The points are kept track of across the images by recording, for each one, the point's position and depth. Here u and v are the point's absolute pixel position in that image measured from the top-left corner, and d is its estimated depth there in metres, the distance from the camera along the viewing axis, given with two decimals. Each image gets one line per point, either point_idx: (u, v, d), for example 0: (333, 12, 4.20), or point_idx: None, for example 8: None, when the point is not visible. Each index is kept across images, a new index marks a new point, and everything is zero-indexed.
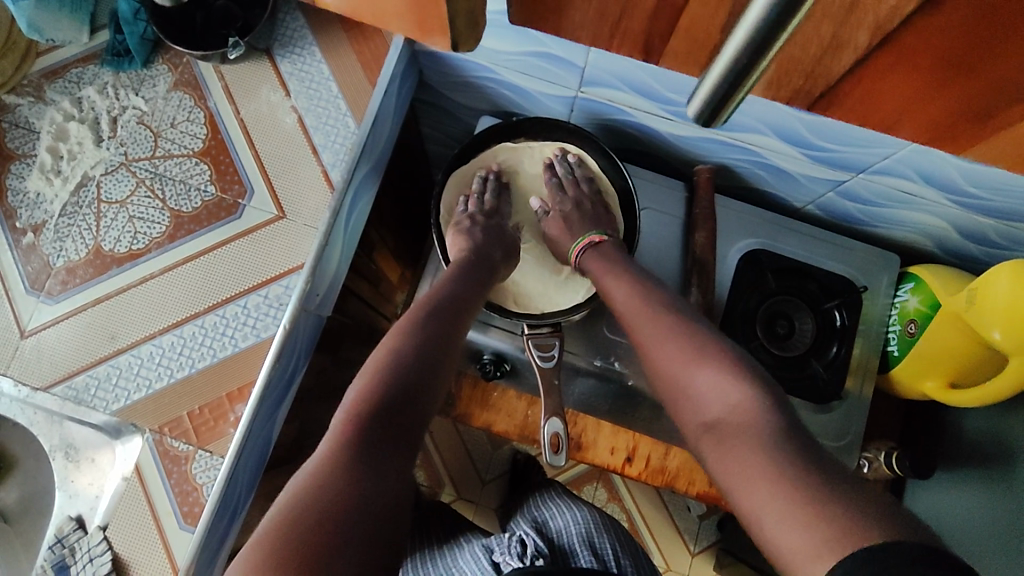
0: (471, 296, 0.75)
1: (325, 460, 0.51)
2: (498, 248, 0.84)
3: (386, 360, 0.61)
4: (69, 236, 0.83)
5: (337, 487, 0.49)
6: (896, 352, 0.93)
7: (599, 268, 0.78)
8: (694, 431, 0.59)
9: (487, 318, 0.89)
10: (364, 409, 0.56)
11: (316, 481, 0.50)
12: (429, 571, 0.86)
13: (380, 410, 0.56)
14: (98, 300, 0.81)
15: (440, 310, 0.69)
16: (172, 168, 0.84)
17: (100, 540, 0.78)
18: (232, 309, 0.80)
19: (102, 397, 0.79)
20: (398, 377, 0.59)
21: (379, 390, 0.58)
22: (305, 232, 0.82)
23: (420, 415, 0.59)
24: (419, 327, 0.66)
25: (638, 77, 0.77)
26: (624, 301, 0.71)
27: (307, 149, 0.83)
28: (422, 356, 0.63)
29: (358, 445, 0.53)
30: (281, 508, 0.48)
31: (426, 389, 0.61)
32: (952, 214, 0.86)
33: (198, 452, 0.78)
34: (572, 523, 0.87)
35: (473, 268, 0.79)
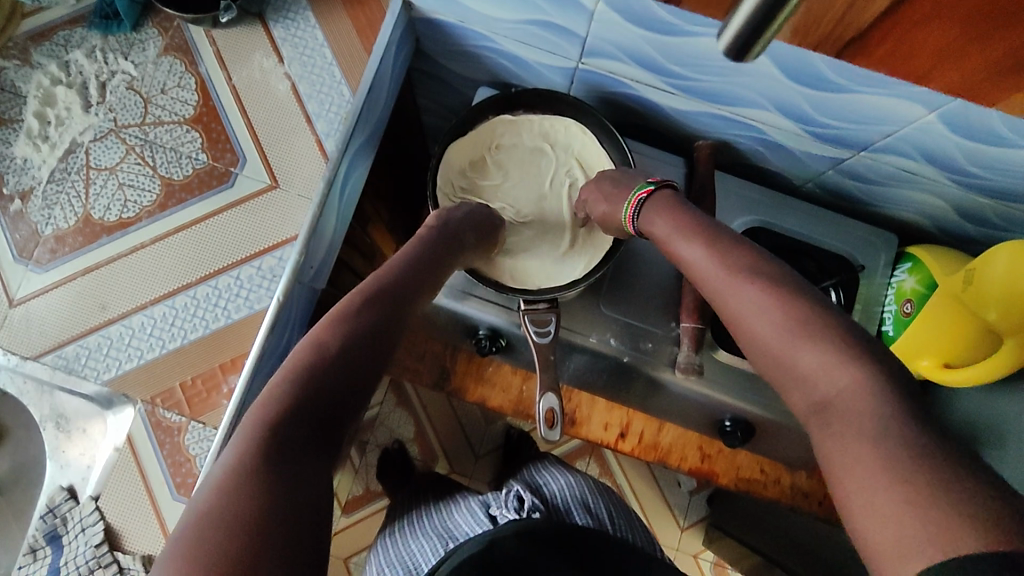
0: (430, 274, 0.70)
1: (230, 470, 0.47)
2: (472, 231, 0.79)
3: (320, 342, 0.56)
4: (58, 203, 0.82)
5: (240, 501, 0.45)
6: (892, 332, 0.92)
7: (668, 226, 0.68)
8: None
9: (468, 289, 0.88)
10: (284, 402, 0.51)
11: (220, 493, 0.45)
12: (425, 524, 0.87)
13: (304, 404, 0.51)
14: (88, 269, 0.80)
15: (392, 289, 0.64)
16: (163, 135, 0.82)
17: (92, 511, 0.78)
18: (225, 281, 0.79)
19: (93, 366, 0.78)
20: (330, 366, 0.54)
21: (306, 380, 0.52)
22: (299, 202, 0.81)
23: (355, 406, 0.55)
24: (355, 312, 0.59)
25: (640, 48, 0.76)
26: (699, 259, 0.63)
27: (300, 118, 0.81)
28: (355, 345, 0.57)
29: (269, 449, 0.48)
30: (190, 521, 0.44)
31: (363, 376, 0.56)
32: (952, 193, 0.86)
33: (191, 423, 0.78)
34: (566, 485, 0.88)
35: (437, 244, 0.74)
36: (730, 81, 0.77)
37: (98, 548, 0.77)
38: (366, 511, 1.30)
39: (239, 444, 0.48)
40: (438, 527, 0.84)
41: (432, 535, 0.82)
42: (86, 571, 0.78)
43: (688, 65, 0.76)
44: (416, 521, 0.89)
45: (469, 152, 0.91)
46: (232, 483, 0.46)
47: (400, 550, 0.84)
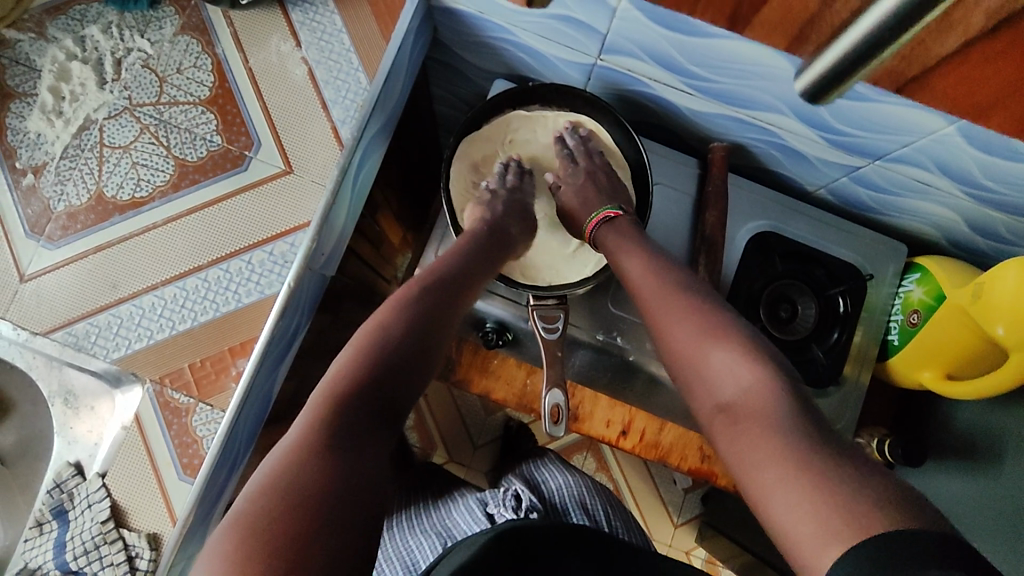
0: (476, 273, 0.74)
1: (304, 440, 0.50)
2: (513, 226, 0.84)
3: (379, 330, 0.60)
4: (71, 180, 0.81)
5: (315, 466, 0.48)
6: (898, 342, 0.94)
7: (616, 236, 0.76)
8: (706, 401, 0.59)
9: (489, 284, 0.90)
10: (350, 382, 0.55)
11: (293, 461, 0.48)
12: (422, 521, 0.88)
13: (367, 385, 0.56)
14: (99, 247, 0.80)
15: (443, 284, 0.69)
16: (177, 116, 0.81)
17: (99, 488, 0.79)
18: (236, 265, 0.79)
19: (102, 345, 0.78)
20: (386, 356, 0.58)
21: (371, 363, 0.57)
22: (312, 189, 0.81)
23: (404, 395, 0.59)
24: (410, 305, 0.64)
25: (661, 49, 0.76)
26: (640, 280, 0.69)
27: (316, 104, 0.81)
28: (410, 337, 0.61)
29: (338, 425, 0.52)
30: (260, 483, 0.47)
31: (416, 363, 0.61)
32: (964, 206, 0.86)
33: (199, 405, 0.78)
34: (565, 484, 0.89)
35: (481, 244, 0.78)
36: (750, 85, 0.77)
37: (103, 525, 0.78)
38: None
39: (308, 418, 0.52)
40: (437, 524, 0.86)
41: (429, 532, 0.84)
42: (91, 547, 0.79)
43: (709, 67, 0.76)
44: (413, 515, 0.90)
45: (483, 146, 0.91)
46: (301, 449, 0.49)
47: (398, 543, 0.85)
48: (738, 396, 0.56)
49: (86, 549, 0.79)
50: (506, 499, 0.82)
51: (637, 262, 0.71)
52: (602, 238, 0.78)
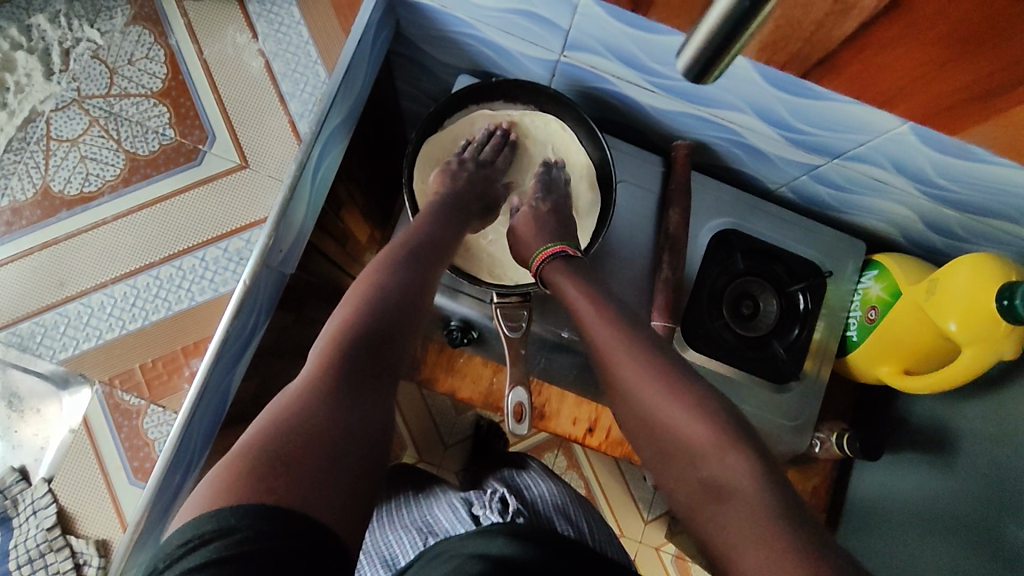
0: (450, 234, 0.79)
1: (310, 380, 0.54)
2: (476, 199, 0.87)
3: (364, 289, 0.64)
4: (15, 174, 0.78)
5: (321, 406, 0.52)
6: (855, 337, 0.95)
7: (559, 273, 0.74)
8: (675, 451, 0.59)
9: (456, 284, 0.89)
10: (349, 333, 0.59)
11: (301, 400, 0.52)
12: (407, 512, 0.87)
13: (363, 336, 0.59)
14: (46, 244, 0.77)
15: (421, 248, 0.73)
16: (129, 108, 0.79)
17: (45, 493, 0.77)
18: (189, 262, 0.77)
19: (49, 345, 0.75)
20: (382, 308, 0.62)
21: (360, 320, 0.60)
22: (269, 184, 0.79)
23: (399, 346, 0.62)
24: (400, 266, 0.68)
25: (622, 46, 0.76)
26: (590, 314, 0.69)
27: (273, 97, 0.79)
28: (403, 295, 0.65)
29: (341, 369, 0.56)
30: (272, 414, 0.51)
31: (411, 315, 0.64)
32: (919, 203, 0.88)
33: (150, 407, 0.76)
34: (547, 491, 0.88)
35: (449, 211, 0.82)
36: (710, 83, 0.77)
37: (49, 532, 0.75)
38: None
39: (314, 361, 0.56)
40: (419, 522, 0.84)
41: (416, 527, 0.82)
42: (36, 555, 0.76)
43: (670, 65, 0.76)
44: (398, 512, 0.89)
45: (448, 145, 0.92)
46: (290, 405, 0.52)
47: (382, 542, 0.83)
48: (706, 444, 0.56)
49: (31, 557, 0.76)
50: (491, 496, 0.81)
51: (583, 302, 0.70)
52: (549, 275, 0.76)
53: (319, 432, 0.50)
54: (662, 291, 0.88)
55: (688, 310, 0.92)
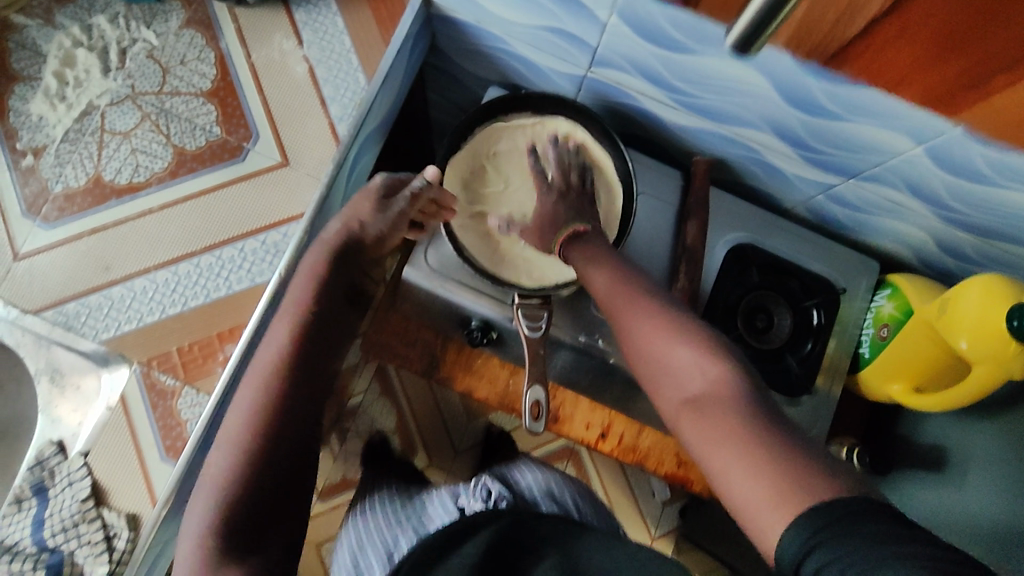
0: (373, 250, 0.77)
1: (205, 531, 0.59)
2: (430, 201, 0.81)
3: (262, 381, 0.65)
4: (70, 162, 0.83)
5: (218, 550, 0.58)
6: (867, 354, 0.97)
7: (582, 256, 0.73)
8: (674, 395, 0.60)
9: (450, 271, 0.92)
10: (234, 471, 0.61)
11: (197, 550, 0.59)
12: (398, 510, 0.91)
13: (250, 468, 0.61)
14: (94, 230, 0.81)
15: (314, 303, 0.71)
16: (178, 105, 0.83)
17: (81, 466, 0.80)
18: (228, 252, 0.81)
19: (93, 325, 0.79)
20: (267, 422, 0.63)
21: (240, 454, 0.62)
22: (307, 181, 0.83)
23: (304, 438, 0.66)
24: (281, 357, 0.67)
25: (649, 64, 0.79)
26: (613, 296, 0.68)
27: (315, 100, 0.83)
28: (288, 391, 0.65)
29: (234, 511, 0.60)
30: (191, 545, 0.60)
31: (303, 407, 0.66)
32: (932, 225, 0.90)
33: (185, 388, 0.79)
34: (535, 478, 0.91)
35: (354, 248, 0.76)
36: (731, 101, 0.81)
37: (84, 503, 0.78)
38: (342, 497, 1.32)
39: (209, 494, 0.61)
40: (409, 517, 0.87)
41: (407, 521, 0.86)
42: (69, 525, 0.79)
43: (694, 83, 0.79)
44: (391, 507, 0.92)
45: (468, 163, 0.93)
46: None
47: (371, 532, 0.86)
48: (706, 388, 0.58)
49: (65, 527, 0.79)
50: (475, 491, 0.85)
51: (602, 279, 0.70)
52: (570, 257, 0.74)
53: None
54: (679, 300, 0.91)
55: (704, 320, 0.95)
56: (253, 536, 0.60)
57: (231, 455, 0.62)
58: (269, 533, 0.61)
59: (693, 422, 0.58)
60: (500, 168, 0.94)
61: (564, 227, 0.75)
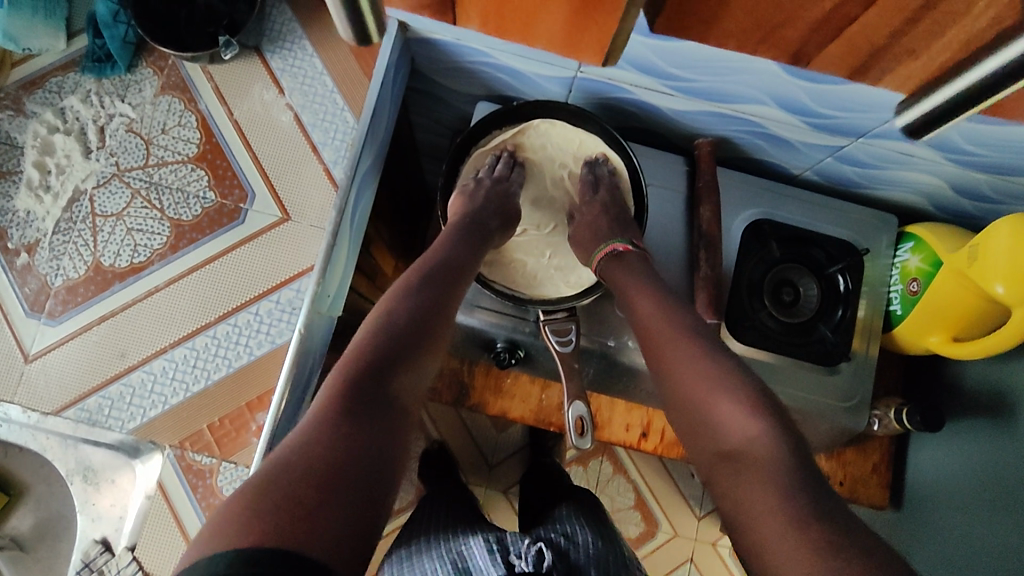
0: (466, 256, 0.76)
1: (315, 421, 0.52)
2: (494, 217, 0.85)
3: (355, 357, 0.59)
4: (66, 254, 0.80)
5: (327, 440, 0.51)
6: (900, 311, 0.96)
7: (622, 277, 0.78)
8: (709, 447, 0.61)
9: (473, 299, 0.89)
10: (358, 376, 0.57)
11: (311, 435, 0.51)
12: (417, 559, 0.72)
13: (369, 377, 0.57)
14: (103, 317, 0.78)
15: (421, 295, 0.67)
16: (168, 176, 0.81)
17: (130, 561, 0.77)
18: (244, 317, 0.78)
19: (117, 416, 0.77)
20: (394, 342, 0.60)
21: (365, 363, 0.58)
22: (313, 232, 0.81)
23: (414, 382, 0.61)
24: (412, 294, 0.66)
25: (641, 55, 0.77)
26: (648, 308, 0.72)
27: (306, 148, 0.81)
28: (416, 322, 0.64)
29: (347, 406, 0.54)
30: (292, 441, 0.51)
31: (422, 347, 0.63)
32: (947, 171, 0.88)
33: (222, 464, 0.77)
34: (590, 545, 0.70)
35: (470, 230, 0.80)
36: (730, 80, 0.79)
37: None
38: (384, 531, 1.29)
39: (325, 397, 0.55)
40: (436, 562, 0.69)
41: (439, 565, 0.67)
42: None
43: (689, 68, 0.77)
44: (423, 549, 0.74)
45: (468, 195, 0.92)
46: (235, 525, 0.44)
47: None
48: (743, 444, 0.57)
49: None
50: (527, 553, 0.62)
51: (648, 301, 0.72)
52: (609, 273, 0.80)
53: (317, 465, 0.49)
54: (703, 289, 0.89)
55: (731, 304, 0.93)
56: (356, 446, 0.51)
57: (311, 418, 0.53)
58: (372, 445, 0.53)
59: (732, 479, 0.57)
60: None
61: (604, 243, 0.83)
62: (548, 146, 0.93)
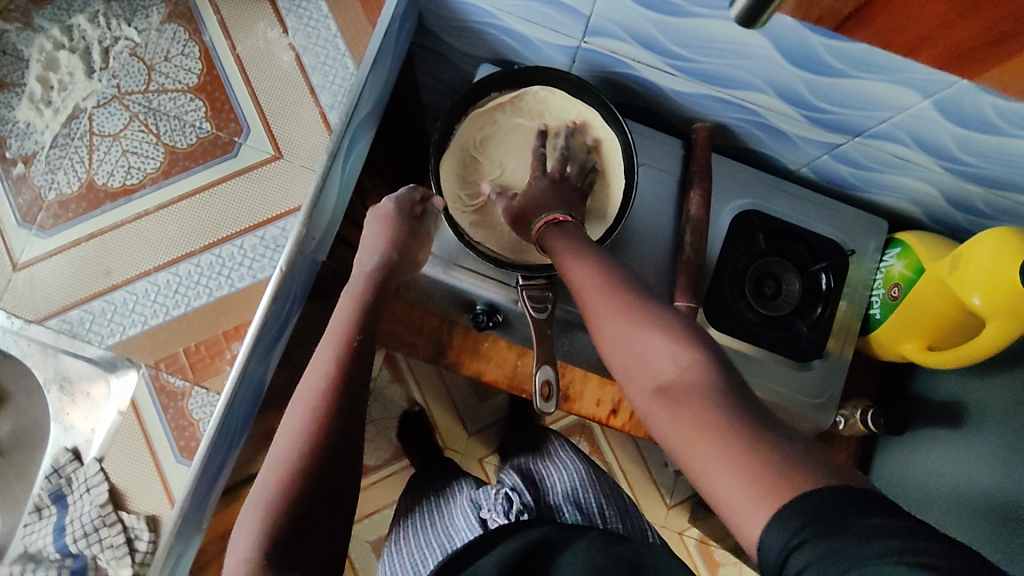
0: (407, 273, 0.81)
1: (294, 457, 0.59)
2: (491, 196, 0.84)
3: (322, 387, 0.63)
4: (61, 168, 0.83)
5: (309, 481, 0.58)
6: (878, 316, 0.97)
7: (562, 246, 0.69)
8: (644, 381, 0.56)
9: (455, 258, 0.90)
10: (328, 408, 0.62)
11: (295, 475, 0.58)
12: (429, 508, 0.89)
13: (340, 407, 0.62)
14: (93, 234, 0.81)
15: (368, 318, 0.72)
16: (167, 103, 0.82)
17: (96, 472, 0.82)
18: (228, 250, 0.81)
19: (97, 331, 0.80)
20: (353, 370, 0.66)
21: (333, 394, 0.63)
22: (303, 173, 0.82)
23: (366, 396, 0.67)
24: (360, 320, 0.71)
25: (644, 30, 0.77)
26: (583, 277, 0.65)
27: (304, 89, 0.82)
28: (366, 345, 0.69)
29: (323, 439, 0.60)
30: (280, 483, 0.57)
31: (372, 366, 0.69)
32: (941, 179, 0.88)
33: (194, 388, 0.80)
34: (565, 478, 0.86)
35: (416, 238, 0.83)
36: (730, 64, 0.79)
37: (102, 508, 0.80)
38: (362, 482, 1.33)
39: (300, 429, 0.60)
40: (440, 512, 0.87)
41: (439, 520, 0.85)
42: (91, 529, 0.81)
43: (691, 47, 0.78)
44: (427, 504, 0.90)
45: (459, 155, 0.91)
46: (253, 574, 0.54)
47: (406, 542, 0.84)
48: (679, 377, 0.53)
49: (86, 532, 0.81)
50: (497, 501, 0.79)
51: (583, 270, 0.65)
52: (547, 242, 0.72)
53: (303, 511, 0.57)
54: (684, 272, 0.90)
55: (711, 291, 0.94)
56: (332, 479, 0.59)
57: (291, 454, 0.59)
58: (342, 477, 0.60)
59: (669, 415, 0.52)
60: (491, 155, 0.92)
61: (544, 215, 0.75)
62: (545, 111, 0.92)
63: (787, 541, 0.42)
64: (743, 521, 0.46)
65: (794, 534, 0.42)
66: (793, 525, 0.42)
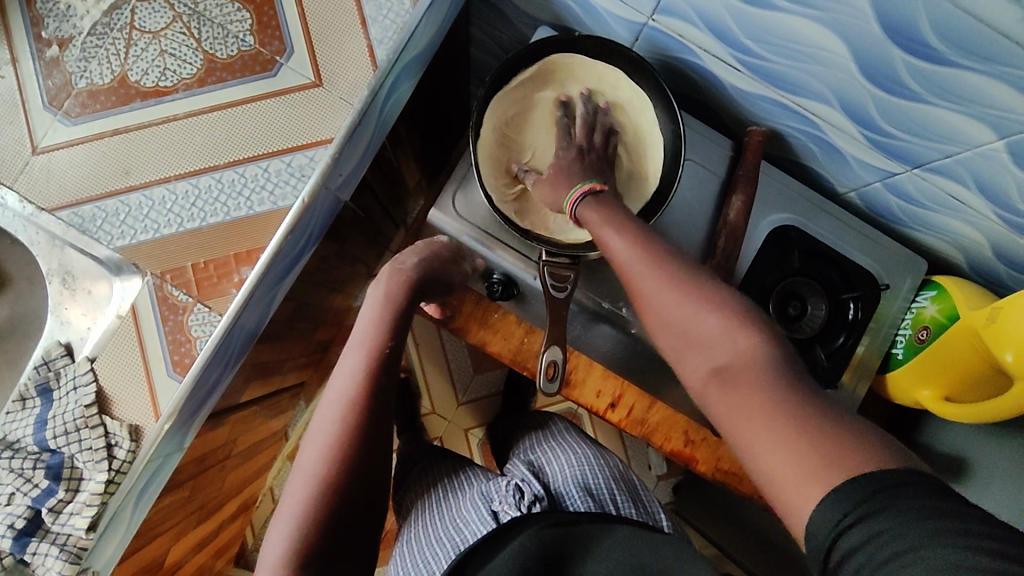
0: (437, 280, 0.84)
1: (327, 465, 0.64)
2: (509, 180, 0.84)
3: (351, 396, 0.68)
4: (95, 58, 0.80)
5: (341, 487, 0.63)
6: (900, 356, 0.94)
7: (600, 220, 0.67)
8: (700, 366, 0.54)
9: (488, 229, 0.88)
10: (358, 418, 0.67)
11: (327, 481, 0.63)
12: (440, 494, 0.88)
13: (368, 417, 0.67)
14: (117, 130, 0.79)
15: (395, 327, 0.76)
16: (212, 9, 0.79)
17: (86, 371, 0.81)
18: (252, 170, 0.78)
19: (108, 230, 0.78)
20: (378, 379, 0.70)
21: (362, 404, 0.68)
22: (340, 106, 0.79)
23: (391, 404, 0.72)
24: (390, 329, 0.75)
25: (718, 16, 0.73)
26: (623, 251, 0.63)
27: (356, 19, 0.79)
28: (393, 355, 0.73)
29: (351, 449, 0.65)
30: (313, 488, 0.63)
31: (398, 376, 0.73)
32: (993, 229, 0.84)
33: (197, 305, 0.78)
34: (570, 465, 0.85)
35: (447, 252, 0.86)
36: (801, 68, 0.75)
37: (87, 409, 0.79)
38: None
39: (331, 435, 0.65)
40: (452, 498, 0.86)
41: (450, 508, 0.84)
42: (71, 428, 0.80)
43: (763, 43, 0.73)
44: (439, 490, 0.89)
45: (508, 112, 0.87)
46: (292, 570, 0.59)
47: (419, 530, 0.83)
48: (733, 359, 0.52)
49: (66, 429, 0.80)
50: (508, 494, 0.78)
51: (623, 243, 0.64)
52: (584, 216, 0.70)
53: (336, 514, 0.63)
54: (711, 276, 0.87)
55: None
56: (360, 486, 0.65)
57: (321, 461, 0.64)
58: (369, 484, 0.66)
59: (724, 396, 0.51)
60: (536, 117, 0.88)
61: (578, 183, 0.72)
62: (596, 84, 0.88)
63: (838, 520, 0.41)
64: (790, 501, 0.45)
65: (839, 515, 0.42)
66: (845, 505, 0.41)
